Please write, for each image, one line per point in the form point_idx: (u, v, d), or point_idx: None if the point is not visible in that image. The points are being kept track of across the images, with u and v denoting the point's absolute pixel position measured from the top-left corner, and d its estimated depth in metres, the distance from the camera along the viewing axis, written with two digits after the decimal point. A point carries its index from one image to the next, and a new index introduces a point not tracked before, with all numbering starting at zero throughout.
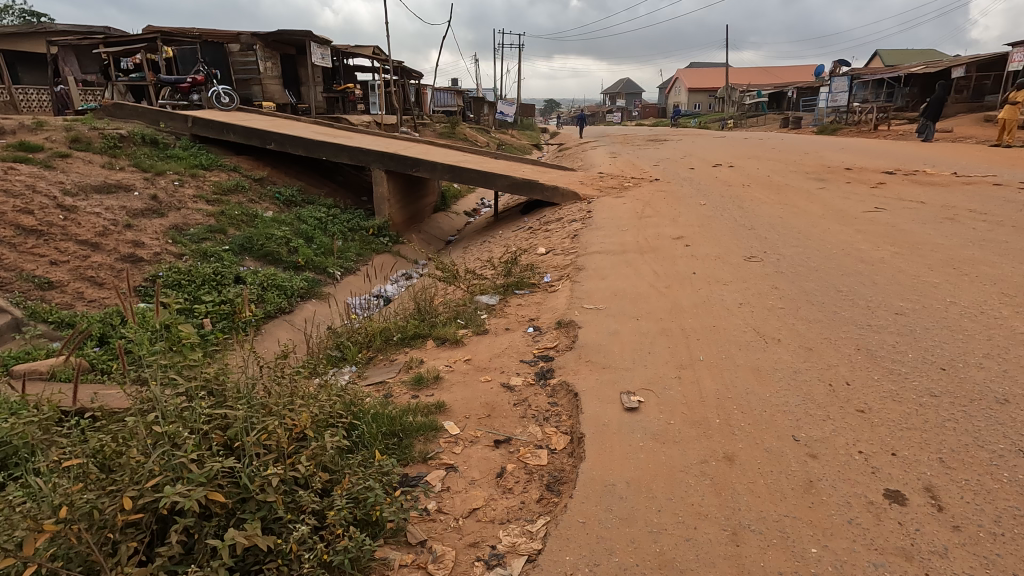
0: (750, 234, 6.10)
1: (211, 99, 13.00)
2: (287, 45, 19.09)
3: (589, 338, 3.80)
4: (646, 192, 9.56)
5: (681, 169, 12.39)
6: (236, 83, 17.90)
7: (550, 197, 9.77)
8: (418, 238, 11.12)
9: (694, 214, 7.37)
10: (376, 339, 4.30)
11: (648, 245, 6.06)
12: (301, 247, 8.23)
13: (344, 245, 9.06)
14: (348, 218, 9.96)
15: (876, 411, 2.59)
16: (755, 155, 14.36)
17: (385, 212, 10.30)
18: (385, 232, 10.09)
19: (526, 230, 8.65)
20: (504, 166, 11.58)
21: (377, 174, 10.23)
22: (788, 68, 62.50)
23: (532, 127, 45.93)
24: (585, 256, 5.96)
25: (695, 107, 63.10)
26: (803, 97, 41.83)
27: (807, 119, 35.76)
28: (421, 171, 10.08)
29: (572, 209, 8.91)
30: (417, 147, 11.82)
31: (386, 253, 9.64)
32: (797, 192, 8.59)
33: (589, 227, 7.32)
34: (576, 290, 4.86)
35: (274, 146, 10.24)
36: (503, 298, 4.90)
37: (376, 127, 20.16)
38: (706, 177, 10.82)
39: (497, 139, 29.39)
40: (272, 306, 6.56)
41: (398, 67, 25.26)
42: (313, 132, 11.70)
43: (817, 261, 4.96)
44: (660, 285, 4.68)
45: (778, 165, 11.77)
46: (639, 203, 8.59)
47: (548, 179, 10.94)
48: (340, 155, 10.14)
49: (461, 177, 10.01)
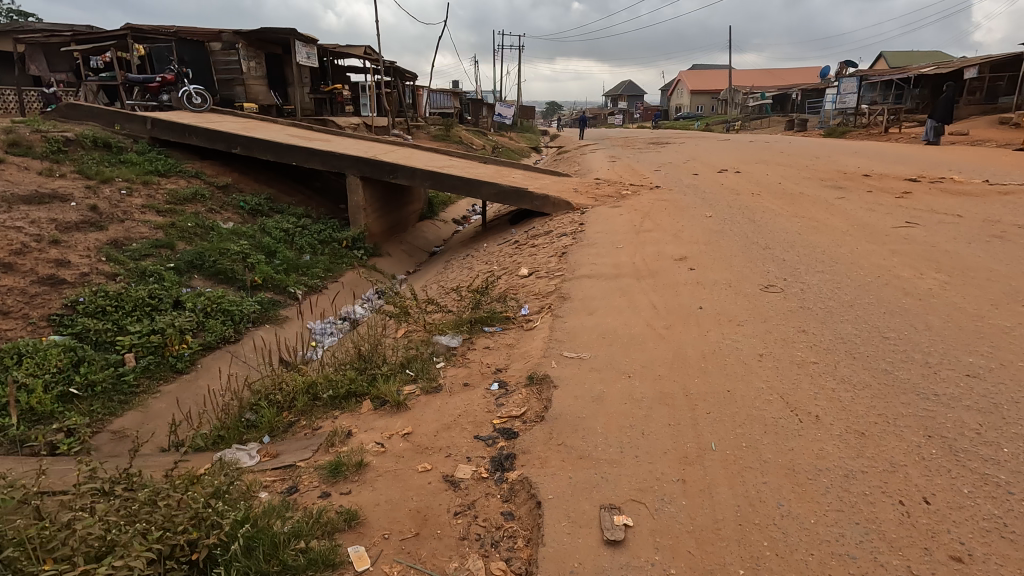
0: (764, 255, 5.23)
1: (182, 98, 12.17)
2: (272, 44, 18.30)
3: (566, 405, 2.92)
4: (646, 202, 8.71)
5: (684, 175, 11.51)
6: (218, 83, 17.14)
7: (540, 206, 8.91)
8: (399, 250, 10.26)
9: (699, 229, 6.50)
10: (300, 402, 3.34)
11: (647, 268, 5.20)
12: (259, 263, 7.38)
13: (312, 260, 8.22)
14: (320, 228, 9.13)
15: (980, 561, 1.73)
16: (763, 159, 13.48)
17: (361, 222, 9.43)
18: (360, 244, 9.25)
19: (511, 244, 7.79)
20: (493, 173, 10.75)
21: (352, 181, 9.36)
22: (793, 70, 61.48)
23: (532, 129, 45.06)
24: (572, 282, 5.09)
25: (697, 109, 62.24)
26: (808, 99, 40.85)
27: (813, 122, 34.79)
28: (400, 178, 9.23)
29: (563, 220, 8.06)
30: (399, 152, 11.00)
31: (360, 268, 8.79)
32: (813, 203, 7.71)
33: (580, 244, 6.46)
34: (556, 329, 3.98)
35: (240, 150, 9.42)
36: (466, 338, 4.02)
37: (365, 129, 19.35)
38: (711, 184, 9.95)
39: (494, 142, 28.58)
40: (213, 335, 5.70)
41: (391, 68, 24.46)
42: (288, 135, 10.88)
43: (849, 294, 4.09)
44: (659, 324, 3.81)
45: (789, 171, 10.89)
46: (637, 214, 7.73)
47: (539, 186, 10.09)
48: (311, 161, 9.31)
49: (442, 184, 9.15)
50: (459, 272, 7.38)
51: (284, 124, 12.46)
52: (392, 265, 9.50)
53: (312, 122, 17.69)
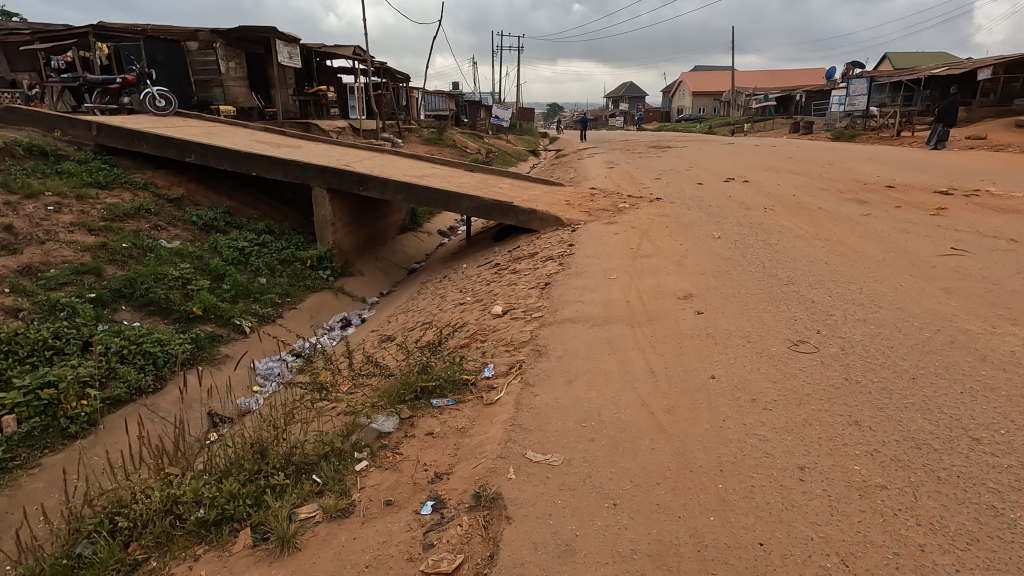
0: (788, 295, 4.28)
1: (144, 102, 11.29)
2: (252, 44, 17.42)
3: (520, 563, 1.96)
4: (645, 218, 7.76)
5: (687, 184, 10.55)
6: (194, 85, 16.28)
7: (526, 222, 7.96)
8: (373, 268, 9.33)
9: (705, 255, 5.55)
10: (153, 530, 2.35)
11: (643, 310, 4.25)
12: (200, 290, 6.44)
13: (267, 284, 7.30)
14: (281, 246, 8.20)
15: None
16: (772, 166, 12.54)
17: (329, 239, 8.49)
18: (326, 263, 8.33)
19: (491, 267, 6.89)
20: (478, 183, 9.83)
21: (318, 194, 8.38)
22: (797, 71, 60.50)
23: (531, 132, 44.07)
24: (551, 330, 4.14)
25: (700, 111, 61.27)
26: (814, 100, 39.83)
27: (819, 124, 33.77)
28: (371, 191, 8.28)
29: (552, 239, 7.14)
30: (376, 160, 10.08)
31: (325, 291, 7.90)
32: (835, 220, 6.74)
33: (566, 273, 5.52)
34: (522, 407, 3.03)
35: (194, 158, 8.49)
36: (406, 419, 3.07)
37: (351, 133, 18.45)
38: (716, 196, 9.00)
39: (490, 145, 27.72)
40: (124, 386, 4.78)
41: (382, 69, 23.60)
42: (253, 142, 9.97)
43: (907, 360, 3.14)
44: (659, 404, 2.86)
45: (802, 181, 9.96)
46: (634, 234, 6.79)
47: (528, 198, 9.17)
48: (272, 171, 8.37)
49: (417, 198, 8.20)
50: (429, 302, 6.49)
51: (255, 129, 11.55)
52: (362, 285, 8.60)
53: (294, 127, 16.81)
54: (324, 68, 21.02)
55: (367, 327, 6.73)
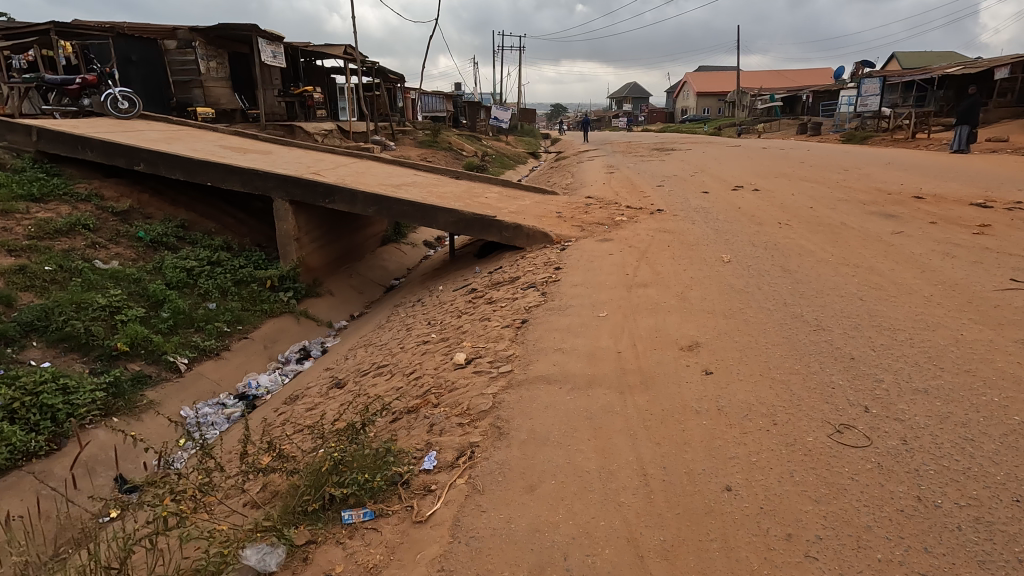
0: (819, 349, 3.38)
1: (106, 103, 10.48)
2: (235, 43, 16.66)
3: None
4: (644, 234, 6.86)
5: (691, 193, 9.63)
6: (173, 86, 15.54)
7: (510, 238, 7.08)
8: (345, 286, 8.49)
9: (713, 286, 4.66)
10: None
11: (637, 366, 3.37)
12: (130, 321, 5.59)
13: (214, 311, 6.46)
14: (238, 265, 7.37)
15: None
16: (784, 172, 11.63)
17: (293, 256, 7.65)
18: (288, 283, 7.48)
19: (467, 292, 6.04)
20: (462, 193, 8.97)
21: (279, 207, 7.51)
22: (804, 71, 59.30)
23: (533, 133, 43.19)
24: (518, 393, 3.27)
25: (704, 112, 60.28)
26: (822, 101, 38.74)
27: (829, 126, 32.69)
28: (338, 204, 7.41)
29: (539, 260, 6.28)
30: (351, 168, 9.23)
31: (284, 315, 7.07)
32: (863, 240, 5.83)
33: (547, 307, 4.66)
34: (460, 535, 2.17)
35: (144, 167, 7.64)
36: (300, 550, 2.22)
37: (339, 136, 17.64)
38: (724, 208, 8.10)
39: (489, 148, 26.90)
40: (4, 451, 3.93)
41: (375, 69, 22.81)
42: (218, 148, 9.17)
43: (1001, 465, 2.25)
44: (651, 541, 2.02)
45: (819, 190, 9.06)
46: (630, 255, 5.92)
47: (515, 210, 8.30)
48: (229, 181, 7.52)
49: (389, 211, 7.32)
50: (394, 335, 5.65)
51: (225, 133, 10.74)
52: (330, 307, 7.76)
53: (278, 129, 16.03)
54: (313, 68, 20.22)
55: (325, 362, 5.90)
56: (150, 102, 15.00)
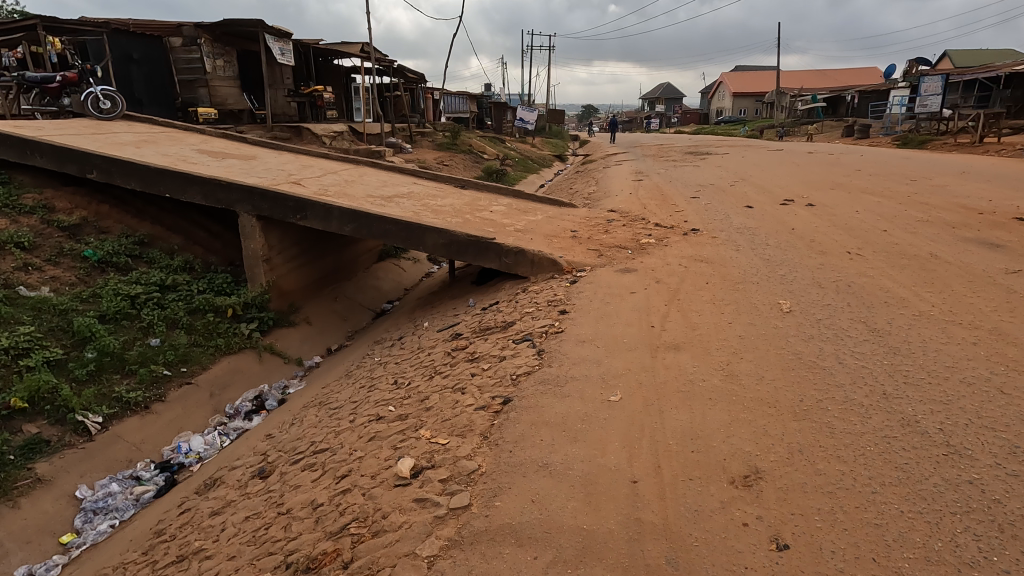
0: (963, 503, 2.07)
1: (85, 103, 9.67)
2: (244, 40, 15.91)
3: None
4: (674, 265, 5.54)
5: (732, 209, 8.23)
6: (179, 85, 14.89)
7: (511, 266, 5.87)
8: (326, 312, 7.41)
9: (770, 358, 3.35)
10: None
11: (660, 519, 2.13)
12: (36, 367, 4.56)
13: (154, 349, 5.40)
14: (196, 290, 6.35)
15: None
16: (840, 183, 10.12)
17: (261, 279, 6.61)
18: (253, 312, 6.43)
19: (450, 338, 4.83)
20: (464, 207, 7.80)
21: (245, 223, 6.45)
22: (849, 70, 56.34)
23: (561, 135, 41.91)
24: (468, 564, 2.05)
25: (740, 113, 57.96)
26: (871, 101, 36.16)
27: (879, 129, 30.32)
28: (310, 221, 6.28)
29: (542, 298, 5.02)
30: (340, 177, 8.16)
31: (243, 353, 5.98)
32: (971, 282, 4.40)
33: (538, 381, 3.40)
34: None
35: (97, 175, 6.69)
36: None
37: (350, 138, 16.72)
38: (774, 230, 6.69)
39: (512, 150, 25.77)
40: None
41: (394, 69, 21.94)
42: (194, 153, 8.22)
43: None
44: None
45: (890, 207, 7.56)
46: (658, 296, 4.63)
47: (523, 229, 7.07)
48: (189, 193, 6.49)
49: (369, 231, 6.15)
50: (353, 392, 4.50)
51: (212, 134, 9.83)
52: (303, 339, 6.71)
53: (285, 131, 15.17)
54: (328, 67, 19.42)
55: (272, 421, 4.79)
56: (154, 103, 14.33)
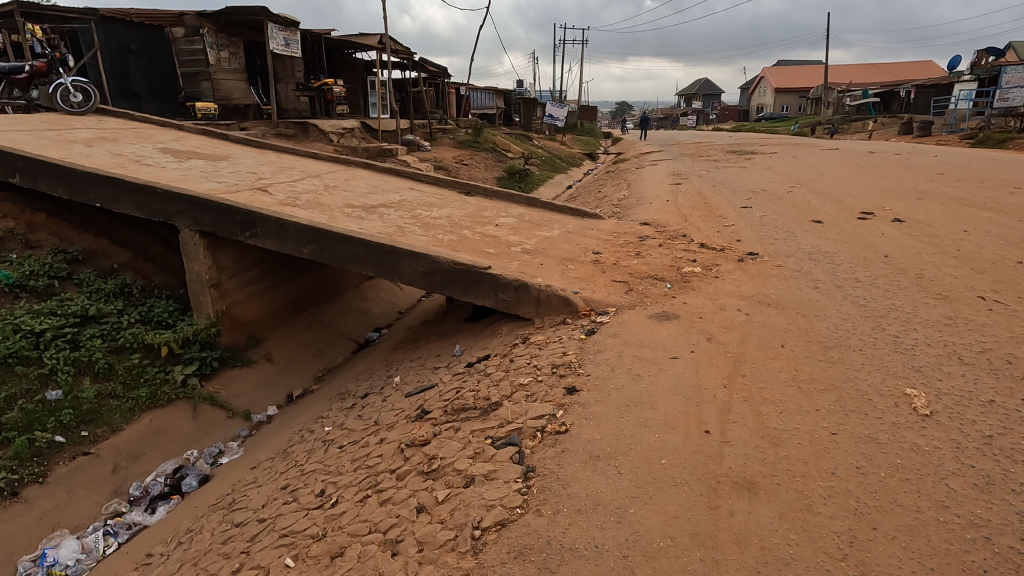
0: None
1: (53, 96, 8.65)
2: (252, 31, 14.96)
3: None
4: (732, 310, 4.03)
5: (796, 224, 6.64)
6: (182, 79, 13.98)
7: (510, 304, 4.46)
8: (295, 345, 6.16)
9: (932, 540, 1.86)
10: None
11: None
12: None
13: (48, 407, 4.19)
14: (125, 323, 5.15)
15: None
16: (926, 190, 8.37)
17: (208, 309, 5.39)
18: (194, 351, 5.20)
19: (414, 416, 3.47)
20: (463, 219, 6.43)
21: (187, 241, 5.21)
22: (904, 65, 52.85)
23: (593, 131, 40.15)
24: None
25: (784, 110, 55.04)
26: (932, 96, 33.31)
27: (942, 125, 27.70)
28: (262, 239, 4.98)
29: (543, 360, 3.60)
30: (320, 183, 6.90)
31: (172, 407, 4.76)
32: None
33: (511, 555, 2.01)
34: None
35: (20, 179, 5.57)
36: None
37: (362, 134, 15.57)
38: (861, 257, 5.09)
39: (539, 147, 24.34)
40: None
41: (415, 62, 20.79)
42: (156, 153, 7.09)
43: None
44: None
45: (1009, 225, 5.87)
46: (713, 370, 3.14)
47: (532, 249, 5.65)
48: (122, 203, 5.31)
49: (331, 255, 4.81)
50: (270, 496, 3.20)
51: (190, 131, 8.73)
52: (257, 383, 5.44)
53: (291, 127, 14.10)
54: (344, 61, 18.39)
55: (171, 524, 3.52)
56: (154, 98, 13.55)
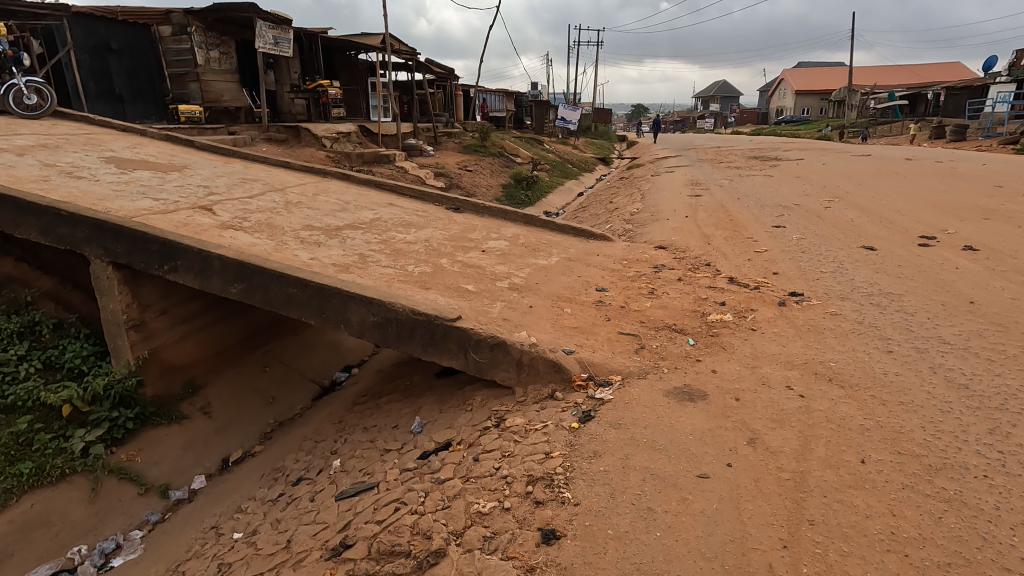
0: None
1: (5, 97, 7.84)
2: (245, 30, 14.17)
3: None
4: (780, 389, 2.97)
5: (844, 251, 5.54)
6: (169, 80, 13.19)
7: (484, 367, 3.44)
8: (242, 392, 5.19)
9: None
10: None
11: None
12: None
13: None
14: (21, 375, 4.22)
15: None
16: (991, 208, 7.19)
17: (125, 356, 4.43)
18: (104, 409, 4.24)
19: (329, 550, 2.47)
20: (444, 244, 5.44)
21: (99, 274, 4.27)
22: (932, 67, 51.01)
23: (607, 135, 38.98)
24: None
25: (804, 113, 53.39)
26: (967, 99, 31.62)
27: (977, 130, 26.17)
28: (183, 275, 4.02)
29: (515, 469, 2.57)
30: (281, 199, 5.93)
31: (64, 486, 3.81)
32: None
33: None
34: None
35: None
36: None
37: (360, 139, 14.64)
38: (938, 304, 3.99)
39: (550, 152, 23.31)
40: None
41: (420, 63, 19.91)
42: (99, 162, 6.20)
43: None
44: None
45: None
46: (761, 510, 2.10)
47: (522, 285, 4.63)
48: (24, 226, 4.39)
49: (264, 296, 3.83)
50: None
51: (153, 137, 7.85)
52: (184, 446, 4.47)
53: (282, 132, 13.25)
54: (344, 61, 17.57)
55: None
56: (138, 98, 12.80)
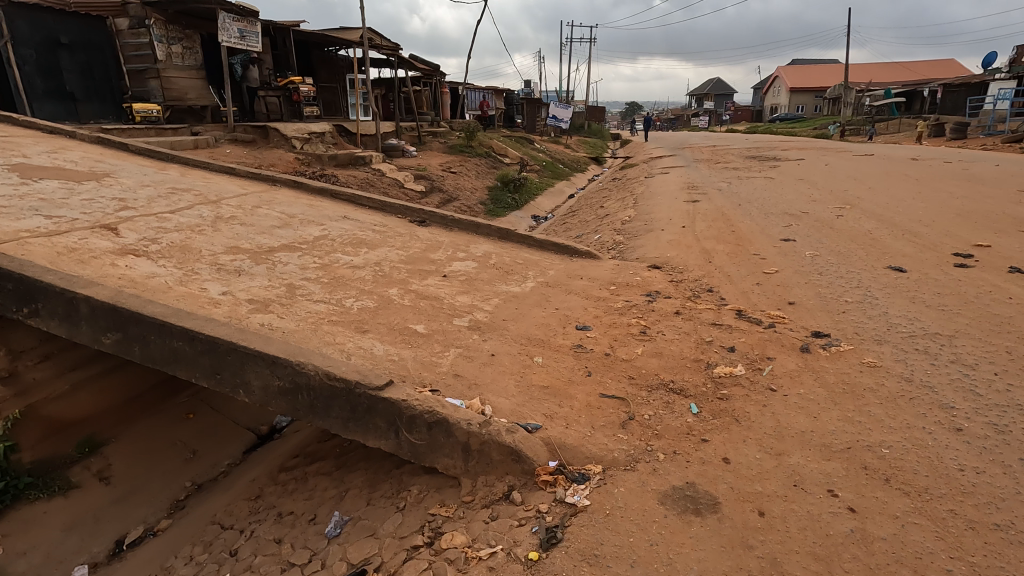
0: None
1: None
2: (211, 23, 13.25)
3: None
4: (821, 497, 2.14)
5: (869, 273, 4.73)
6: (128, 77, 12.27)
7: (422, 451, 2.59)
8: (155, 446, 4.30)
9: None
10: None
11: None
12: None
13: None
14: None
15: None
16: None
17: None
18: None
19: None
20: (397, 267, 4.59)
21: None
22: (928, 64, 50.49)
23: (601, 132, 38.14)
24: None
25: (799, 110, 52.78)
26: (966, 96, 30.99)
27: (977, 127, 25.53)
28: (47, 320, 3.15)
29: None
30: (210, 214, 5.06)
31: None
32: None
33: None
34: None
35: None
36: None
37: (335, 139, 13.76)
38: (1002, 352, 3.18)
39: (540, 152, 22.46)
40: None
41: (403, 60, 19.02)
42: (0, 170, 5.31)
43: None
44: None
45: None
46: None
47: (485, 323, 3.79)
48: None
49: (145, 351, 2.98)
50: None
51: (83, 141, 6.95)
52: (65, 527, 3.61)
53: (249, 132, 12.33)
54: (321, 57, 16.66)
55: None
56: (94, 98, 11.95)
